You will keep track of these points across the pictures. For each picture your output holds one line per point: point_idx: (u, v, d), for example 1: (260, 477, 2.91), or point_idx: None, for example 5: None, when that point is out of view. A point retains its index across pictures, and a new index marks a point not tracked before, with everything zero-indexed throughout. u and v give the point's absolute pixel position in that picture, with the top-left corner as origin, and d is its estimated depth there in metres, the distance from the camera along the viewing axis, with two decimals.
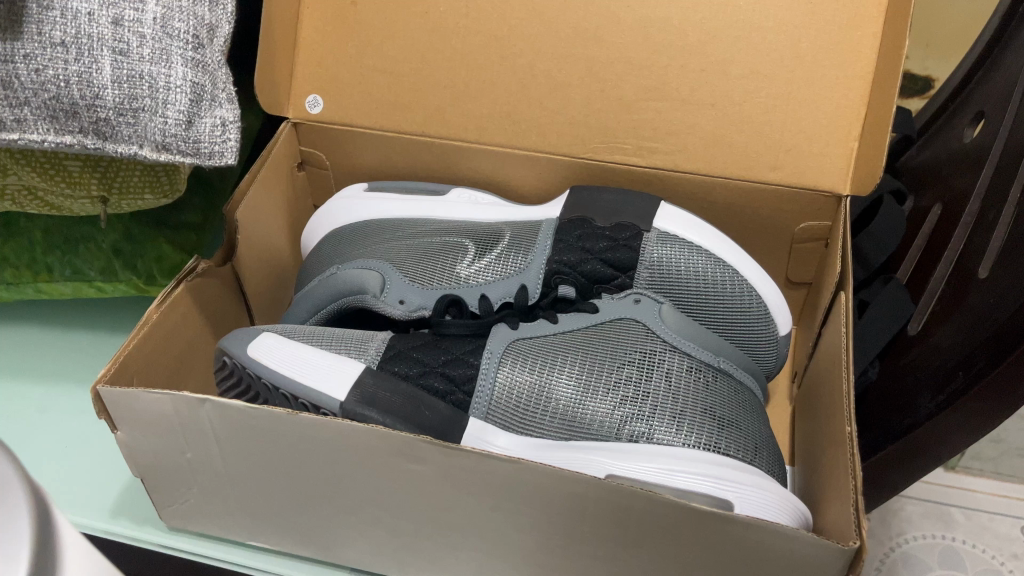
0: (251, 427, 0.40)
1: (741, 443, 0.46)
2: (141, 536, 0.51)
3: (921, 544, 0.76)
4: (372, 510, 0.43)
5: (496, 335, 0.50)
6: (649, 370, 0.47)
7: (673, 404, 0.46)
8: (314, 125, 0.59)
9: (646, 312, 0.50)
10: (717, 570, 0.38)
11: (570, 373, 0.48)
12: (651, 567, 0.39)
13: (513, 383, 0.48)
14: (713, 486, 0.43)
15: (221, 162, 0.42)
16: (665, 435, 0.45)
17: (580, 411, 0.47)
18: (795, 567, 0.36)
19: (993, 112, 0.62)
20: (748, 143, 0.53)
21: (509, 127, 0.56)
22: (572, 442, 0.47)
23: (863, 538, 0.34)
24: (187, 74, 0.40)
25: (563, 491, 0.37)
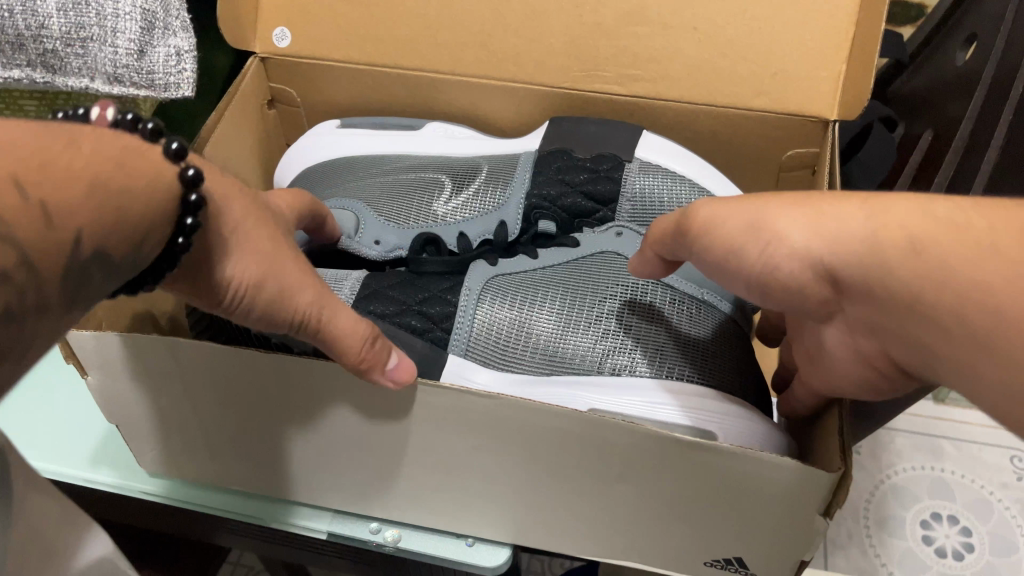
0: (223, 370, 0.39)
1: (726, 373, 0.46)
2: (123, 483, 0.51)
3: (910, 476, 0.78)
4: (352, 452, 0.42)
5: (475, 272, 0.49)
6: (630, 302, 0.47)
7: (655, 339, 0.46)
8: (284, 60, 0.57)
9: (628, 245, 0.49)
10: (700, 501, 0.38)
11: (551, 308, 0.47)
12: (633, 499, 0.39)
13: (493, 319, 0.47)
14: (696, 418, 0.43)
15: (177, 92, 0.47)
16: (647, 368, 0.45)
17: (561, 346, 0.46)
18: (778, 497, 0.36)
19: (986, 32, 0.60)
20: (733, 68, 0.51)
21: (485, 58, 0.54)
22: (554, 377, 0.46)
23: (849, 463, 0.34)
24: (136, 2, 0.44)
25: (545, 427, 0.36)
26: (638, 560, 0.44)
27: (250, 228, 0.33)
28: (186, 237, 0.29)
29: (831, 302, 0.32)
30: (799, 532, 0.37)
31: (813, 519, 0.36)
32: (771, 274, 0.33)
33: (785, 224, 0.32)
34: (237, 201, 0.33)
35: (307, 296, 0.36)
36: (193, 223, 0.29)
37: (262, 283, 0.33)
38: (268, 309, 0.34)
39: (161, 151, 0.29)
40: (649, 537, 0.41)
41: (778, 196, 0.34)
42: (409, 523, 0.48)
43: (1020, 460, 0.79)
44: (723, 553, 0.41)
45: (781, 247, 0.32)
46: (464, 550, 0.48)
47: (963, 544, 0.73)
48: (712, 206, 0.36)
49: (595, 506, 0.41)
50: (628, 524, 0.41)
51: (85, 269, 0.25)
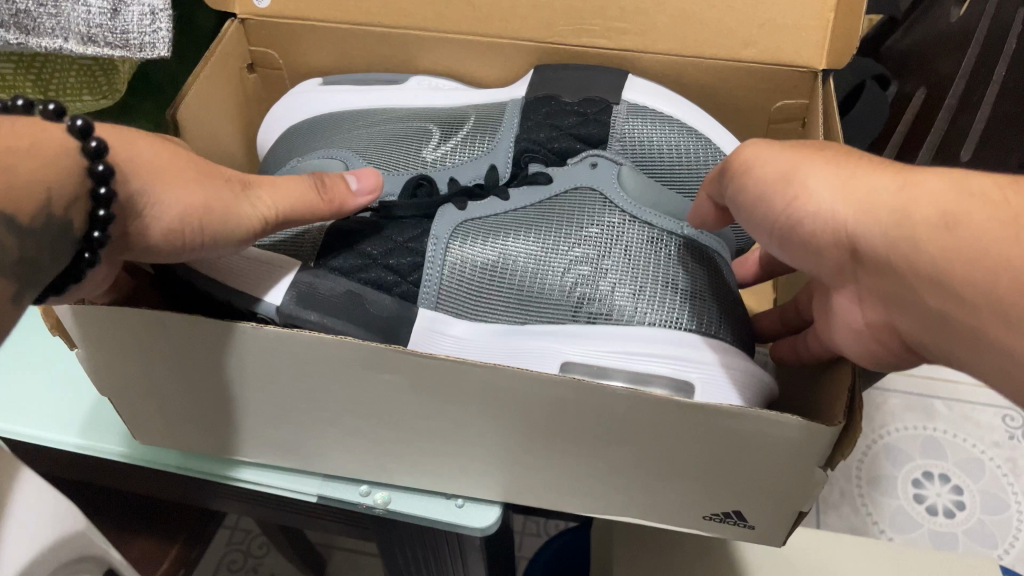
0: (213, 344, 0.38)
1: (706, 313, 0.45)
2: (111, 448, 0.51)
3: (903, 436, 0.86)
4: (349, 420, 0.42)
5: (443, 217, 0.48)
6: (606, 245, 0.46)
7: (633, 281, 0.45)
8: (262, 20, 0.56)
9: (604, 180, 0.48)
10: (698, 460, 0.38)
11: (523, 254, 0.46)
12: (633, 460, 0.39)
13: (464, 266, 0.47)
14: (674, 368, 0.43)
15: (153, 53, 0.46)
16: (624, 316, 0.45)
17: (535, 295, 0.46)
18: (781, 452, 0.36)
19: None
20: (723, 21, 0.50)
21: (470, 14, 0.53)
22: (529, 325, 0.46)
23: (850, 418, 0.34)
24: None
25: (542, 396, 0.36)
26: (637, 516, 0.43)
27: (167, 162, 0.36)
28: (100, 187, 0.32)
29: (846, 271, 0.33)
30: (803, 486, 0.37)
31: (814, 471, 0.36)
32: (795, 229, 0.33)
33: (813, 188, 0.32)
34: (143, 145, 0.36)
35: (255, 198, 0.40)
36: (103, 169, 0.32)
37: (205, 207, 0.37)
38: (228, 223, 0.38)
39: (45, 117, 0.32)
40: (649, 495, 0.41)
41: (819, 152, 0.34)
42: (403, 486, 0.48)
43: (1010, 419, 0.87)
44: (722, 507, 0.41)
45: (810, 209, 0.32)
46: (454, 511, 0.48)
47: (954, 502, 0.81)
48: (757, 145, 0.36)
49: (594, 466, 0.40)
50: (625, 480, 0.41)
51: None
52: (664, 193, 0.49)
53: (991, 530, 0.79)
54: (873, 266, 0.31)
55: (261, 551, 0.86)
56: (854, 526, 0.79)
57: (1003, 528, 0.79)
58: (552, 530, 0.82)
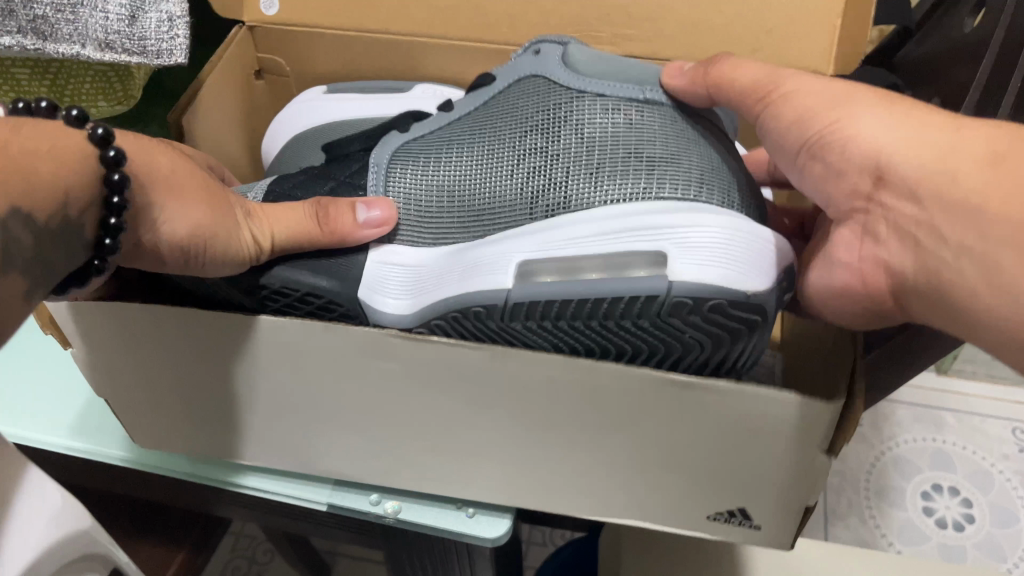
0: (213, 333, 0.40)
1: (683, 176, 0.39)
2: (109, 454, 0.52)
3: (911, 448, 0.86)
4: (351, 414, 0.43)
5: (386, 144, 0.47)
6: (551, 127, 0.41)
7: (586, 160, 0.40)
8: (270, 27, 0.57)
9: (546, 64, 0.44)
10: (694, 445, 0.38)
11: (465, 161, 0.44)
12: (630, 450, 0.39)
13: (410, 190, 0.45)
14: (647, 238, 0.37)
15: (170, 60, 0.45)
16: (585, 196, 0.40)
17: (488, 197, 0.42)
18: (772, 435, 0.36)
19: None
20: (732, 30, 0.50)
21: (478, 21, 0.53)
22: (485, 233, 0.42)
23: (850, 398, 0.34)
24: None
25: (536, 375, 0.37)
26: (637, 518, 0.43)
27: (176, 183, 0.37)
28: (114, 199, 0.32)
29: (863, 197, 0.33)
30: (804, 475, 0.37)
31: (816, 458, 0.36)
32: (828, 151, 0.34)
33: (861, 116, 0.33)
34: (161, 160, 0.36)
35: (250, 228, 0.40)
36: (119, 178, 0.32)
37: (208, 240, 0.37)
38: (222, 250, 0.38)
39: (64, 120, 0.32)
40: (652, 493, 0.41)
41: (861, 87, 0.35)
42: (410, 492, 0.48)
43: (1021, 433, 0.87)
44: (725, 504, 0.41)
45: (850, 130, 0.33)
46: (463, 521, 0.48)
47: (963, 515, 0.80)
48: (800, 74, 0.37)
49: (596, 462, 0.41)
50: (626, 475, 0.41)
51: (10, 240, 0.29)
52: (615, 59, 0.43)
53: (1000, 543, 0.78)
54: (897, 199, 0.31)
55: (267, 557, 0.85)
56: (863, 538, 0.78)
57: (1012, 541, 0.78)
58: (560, 539, 0.82)
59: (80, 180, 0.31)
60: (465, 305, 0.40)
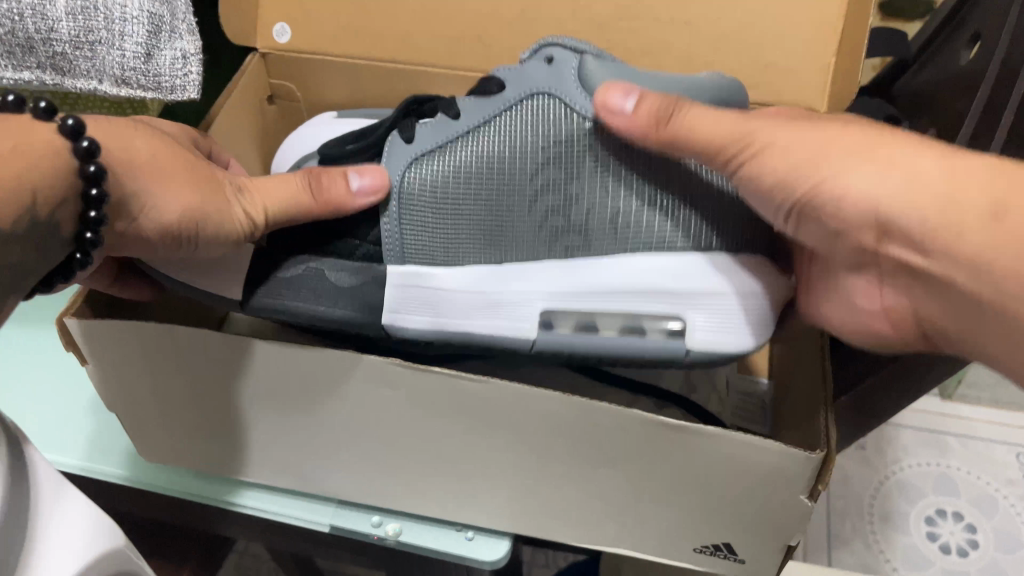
0: (228, 361, 0.42)
1: (700, 224, 0.43)
2: (110, 471, 0.53)
3: (915, 471, 0.86)
4: (353, 438, 0.44)
5: (393, 153, 0.46)
6: (570, 161, 0.43)
7: (608, 208, 0.44)
8: (283, 54, 0.58)
9: (563, 80, 0.44)
10: (687, 482, 0.41)
11: (477, 175, 0.44)
12: (623, 483, 0.42)
13: (420, 201, 0.45)
14: (661, 305, 0.43)
15: (183, 94, 0.48)
16: (605, 245, 0.44)
17: (505, 230, 0.45)
18: (761, 476, 0.39)
19: (992, 33, 0.62)
20: (727, 62, 0.54)
21: (482, 52, 0.56)
22: (504, 259, 0.45)
23: (831, 448, 0.38)
24: (145, 5, 0.45)
25: (538, 413, 0.39)
26: (629, 547, 0.46)
27: (160, 167, 0.38)
28: (88, 203, 0.34)
29: (866, 251, 0.37)
30: (786, 516, 0.40)
31: (797, 499, 0.39)
32: (818, 210, 0.37)
33: (846, 169, 0.35)
34: (141, 145, 0.38)
35: (241, 203, 0.41)
36: (94, 169, 0.34)
37: (200, 218, 0.39)
38: (216, 228, 0.39)
39: (33, 113, 0.34)
40: (643, 522, 0.44)
41: (841, 130, 0.36)
42: (412, 514, 0.49)
43: None
44: (712, 538, 0.44)
45: (841, 190, 0.35)
46: (464, 544, 0.49)
47: (967, 541, 0.80)
48: (771, 130, 0.38)
49: (592, 493, 0.43)
50: (620, 506, 0.44)
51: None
52: (638, 75, 0.43)
53: (1004, 568, 0.78)
54: (902, 241, 0.35)
55: None
56: (867, 563, 0.78)
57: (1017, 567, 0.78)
58: (561, 561, 0.82)
59: (56, 193, 0.33)
60: (492, 335, 0.44)
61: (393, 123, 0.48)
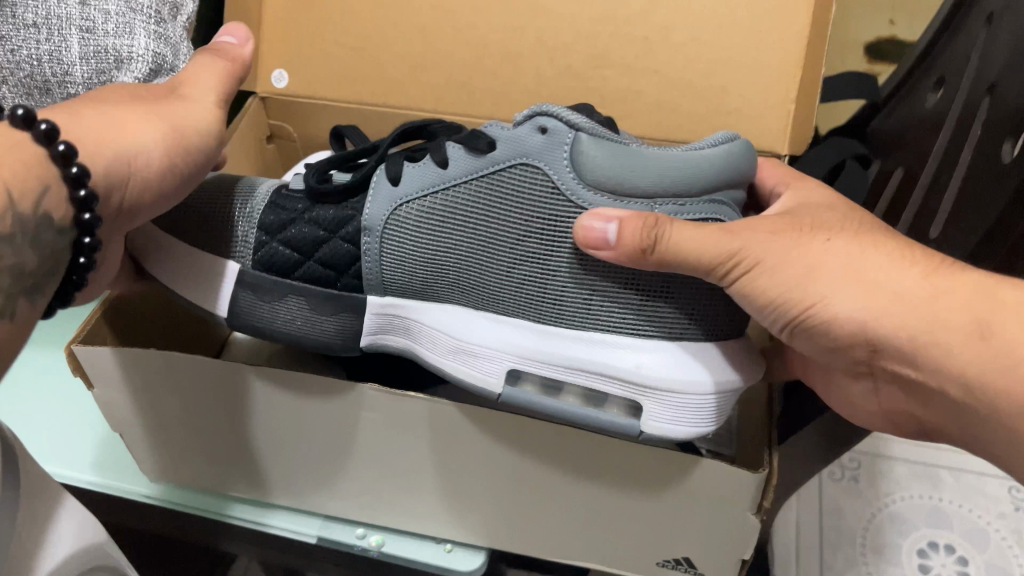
0: (218, 386, 0.45)
1: (672, 314, 0.45)
2: (132, 489, 0.56)
3: (905, 504, 0.86)
4: (337, 458, 0.48)
5: (378, 194, 0.48)
6: (551, 239, 0.45)
7: (584, 290, 0.45)
8: (281, 97, 0.63)
9: (555, 158, 0.44)
10: (644, 501, 0.44)
11: (458, 237, 0.47)
12: (584, 502, 0.45)
13: (399, 253, 0.48)
14: (623, 389, 0.45)
15: None
16: (576, 321, 0.46)
17: (483, 289, 0.48)
18: (711, 494, 0.42)
19: (955, 78, 0.65)
20: (694, 108, 0.57)
21: (465, 97, 0.60)
22: (479, 309, 0.49)
23: (773, 467, 0.41)
24: (149, 44, 0.50)
25: (502, 435, 0.43)
26: (596, 562, 0.49)
27: (129, 118, 0.40)
28: (70, 184, 0.36)
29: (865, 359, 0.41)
30: (738, 532, 0.43)
31: (747, 517, 0.42)
32: (816, 326, 0.41)
33: (837, 294, 0.39)
34: (88, 119, 0.39)
35: (191, 94, 0.45)
36: (64, 147, 0.35)
37: (176, 126, 0.42)
38: (191, 122, 0.43)
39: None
40: (606, 537, 0.47)
41: (825, 244, 0.40)
42: (392, 527, 0.52)
43: (1016, 490, 0.88)
44: (672, 554, 0.46)
45: (829, 313, 0.39)
46: (441, 555, 0.52)
47: (959, 572, 0.80)
48: (760, 242, 0.41)
49: (557, 512, 0.46)
50: (583, 523, 0.47)
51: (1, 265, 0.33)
52: (637, 156, 0.43)
53: None
54: (897, 355, 0.39)
55: None
56: None
57: None
58: None
59: (43, 183, 0.35)
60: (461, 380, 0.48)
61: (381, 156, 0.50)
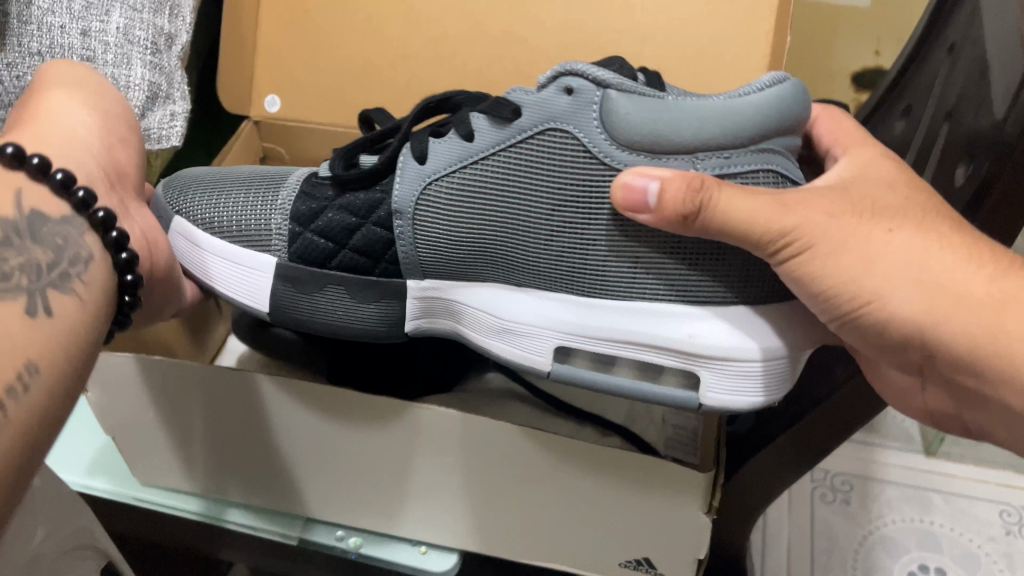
0: (224, 392, 0.51)
1: (718, 279, 0.46)
2: (182, 506, 0.60)
3: (897, 527, 0.90)
4: (329, 459, 0.53)
5: (405, 172, 0.51)
6: (589, 205, 0.47)
7: (626, 258, 0.47)
8: (273, 121, 0.73)
9: (583, 121, 0.46)
10: (606, 498, 0.49)
11: (497, 210, 0.49)
12: (550, 500, 0.50)
13: (440, 230, 0.51)
14: (673, 359, 0.47)
15: (168, 143, 0.57)
16: (621, 292, 0.48)
17: (527, 263, 0.50)
18: (662, 495, 0.47)
19: (919, 105, 0.68)
20: None
21: None
22: (529, 285, 0.51)
23: (716, 466, 0.46)
24: (145, 74, 0.54)
25: (479, 435, 0.48)
26: (562, 562, 0.55)
27: (83, 126, 0.45)
28: (41, 175, 0.39)
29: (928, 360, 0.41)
30: (688, 531, 0.48)
31: (699, 518, 0.47)
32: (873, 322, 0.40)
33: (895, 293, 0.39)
34: (55, 141, 0.42)
35: (93, 94, 0.48)
36: (36, 159, 0.38)
37: (100, 120, 0.47)
38: (103, 108, 0.48)
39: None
40: (568, 538, 0.53)
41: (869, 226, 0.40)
42: (369, 529, 0.58)
43: (1007, 514, 0.92)
44: (635, 554, 0.52)
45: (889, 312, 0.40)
46: (418, 556, 0.58)
47: None
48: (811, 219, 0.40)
49: (527, 511, 0.52)
50: (550, 522, 0.52)
51: (9, 267, 0.35)
52: (669, 113, 0.44)
53: None
54: (946, 354, 0.39)
55: None
56: None
57: None
58: None
59: (15, 188, 0.37)
60: (509, 358, 0.52)
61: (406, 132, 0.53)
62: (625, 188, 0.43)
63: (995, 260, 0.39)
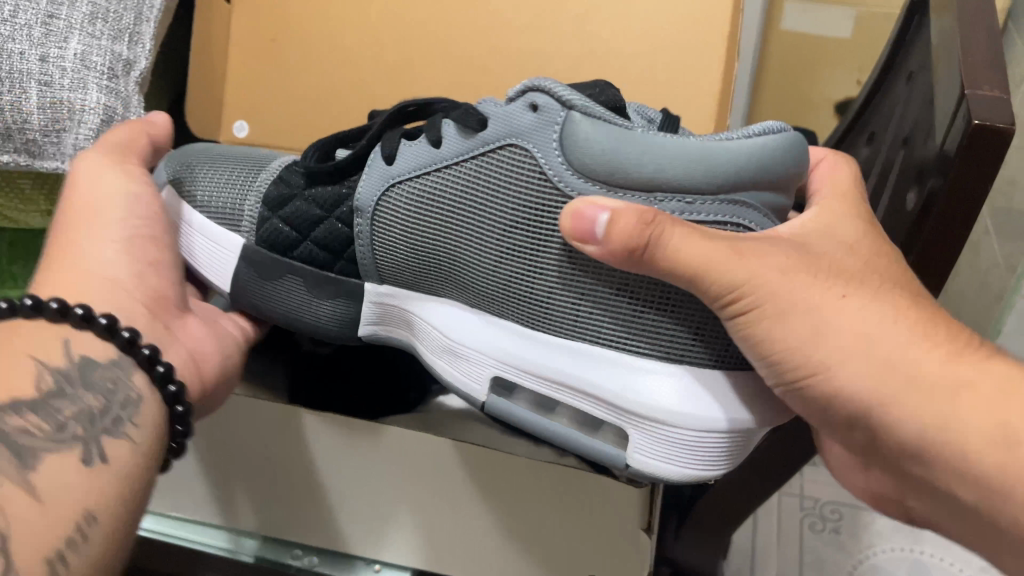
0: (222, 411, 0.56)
1: (664, 335, 0.44)
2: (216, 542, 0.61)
3: (888, 557, 0.88)
4: (301, 478, 0.57)
5: (373, 172, 0.52)
6: (540, 233, 0.45)
7: (571, 295, 0.45)
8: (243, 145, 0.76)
9: (542, 142, 0.44)
10: (553, 516, 0.52)
11: (450, 228, 0.48)
12: (501, 518, 0.54)
13: (401, 240, 0.51)
14: (606, 411, 0.46)
15: None
16: (565, 329, 0.47)
17: (476, 285, 0.49)
18: (609, 508, 0.51)
19: (880, 132, 0.70)
20: None
21: None
22: (481, 307, 0.51)
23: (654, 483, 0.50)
24: (100, 99, 0.57)
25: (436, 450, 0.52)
26: None
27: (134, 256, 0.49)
28: (67, 318, 0.42)
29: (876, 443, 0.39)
30: (626, 547, 0.52)
31: (638, 534, 0.51)
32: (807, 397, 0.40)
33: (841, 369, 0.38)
34: (100, 288, 0.46)
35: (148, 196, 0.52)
36: (63, 305, 0.42)
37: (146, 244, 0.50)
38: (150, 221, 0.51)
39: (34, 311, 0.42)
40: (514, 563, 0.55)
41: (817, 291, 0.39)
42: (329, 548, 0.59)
43: None
44: None
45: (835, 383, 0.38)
46: None
47: None
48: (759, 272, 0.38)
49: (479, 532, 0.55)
50: (501, 543, 0.55)
51: (64, 417, 0.39)
52: (634, 139, 0.42)
53: None
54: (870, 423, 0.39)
55: None
56: None
57: None
58: None
59: (59, 336, 0.41)
60: (453, 381, 0.51)
61: (380, 130, 0.53)
62: (576, 213, 0.40)
63: (936, 332, 0.37)
